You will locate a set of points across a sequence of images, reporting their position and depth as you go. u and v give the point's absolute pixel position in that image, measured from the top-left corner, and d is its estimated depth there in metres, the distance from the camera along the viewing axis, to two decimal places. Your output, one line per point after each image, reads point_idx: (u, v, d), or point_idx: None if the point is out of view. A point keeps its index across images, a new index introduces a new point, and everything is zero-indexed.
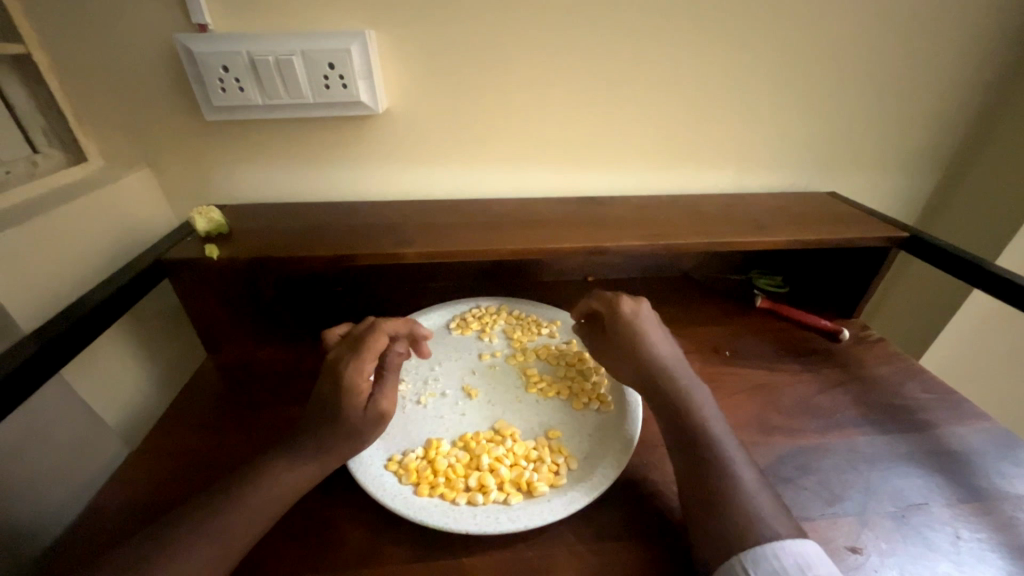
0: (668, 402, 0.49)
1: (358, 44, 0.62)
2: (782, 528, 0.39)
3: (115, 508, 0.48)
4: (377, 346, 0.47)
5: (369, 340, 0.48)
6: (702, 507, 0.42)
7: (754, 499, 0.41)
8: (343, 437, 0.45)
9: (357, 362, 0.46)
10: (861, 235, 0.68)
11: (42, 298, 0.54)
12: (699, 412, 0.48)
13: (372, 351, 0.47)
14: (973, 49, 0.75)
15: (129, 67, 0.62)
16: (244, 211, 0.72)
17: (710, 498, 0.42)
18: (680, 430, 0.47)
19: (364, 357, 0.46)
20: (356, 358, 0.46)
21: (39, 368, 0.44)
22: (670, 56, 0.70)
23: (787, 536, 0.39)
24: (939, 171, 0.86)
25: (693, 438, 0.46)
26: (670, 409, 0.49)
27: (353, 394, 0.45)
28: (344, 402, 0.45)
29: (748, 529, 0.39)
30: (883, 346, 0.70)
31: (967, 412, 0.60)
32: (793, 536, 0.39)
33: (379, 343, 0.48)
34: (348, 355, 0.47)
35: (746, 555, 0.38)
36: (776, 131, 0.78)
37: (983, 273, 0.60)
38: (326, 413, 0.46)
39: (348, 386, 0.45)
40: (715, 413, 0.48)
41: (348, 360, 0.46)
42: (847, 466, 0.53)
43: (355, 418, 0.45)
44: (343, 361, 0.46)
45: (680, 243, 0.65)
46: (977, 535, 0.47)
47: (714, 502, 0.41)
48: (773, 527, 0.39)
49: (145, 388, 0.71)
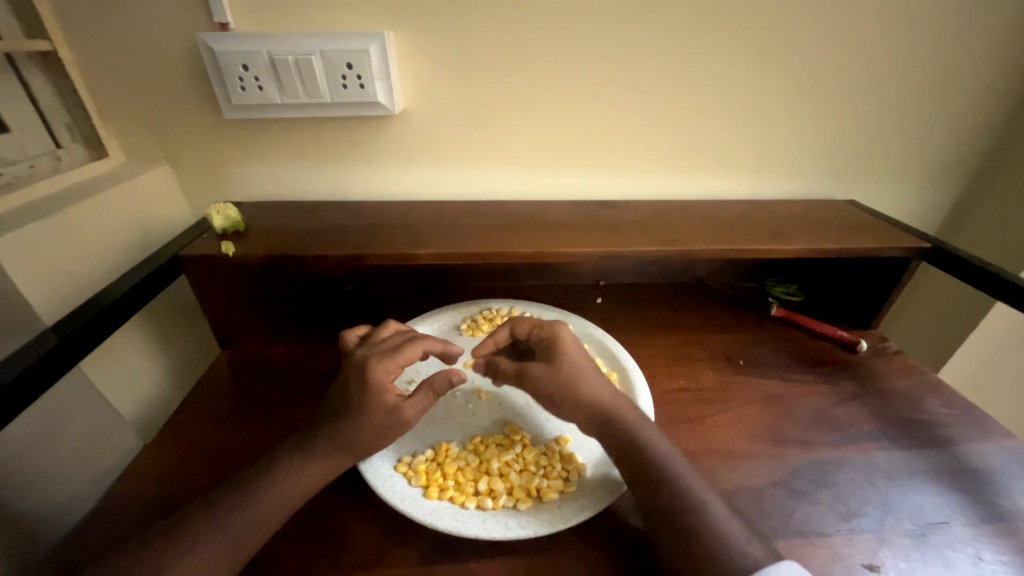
0: (618, 430, 0.46)
1: (376, 45, 0.62)
2: (759, 553, 0.38)
3: (129, 500, 0.48)
4: (413, 354, 0.48)
5: (406, 346, 0.48)
6: (678, 534, 0.40)
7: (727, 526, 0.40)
8: (366, 436, 0.45)
9: (390, 365, 0.46)
10: (882, 245, 0.67)
11: (62, 292, 0.54)
12: (650, 442, 0.46)
13: (406, 358, 0.47)
14: (1002, 57, 0.73)
15: (151, 65, 0.63)
16: (259, 209, 0.72)
17: (685, 527, 0.40)
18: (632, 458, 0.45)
19: (395, 360, 0.47)
20: (391, 361, 0.47)
21: (59, 363, 0.45)
22: (688, 60, 0.69)
23: (765, 561, 0.38)
24: (961, 181, 0.85)
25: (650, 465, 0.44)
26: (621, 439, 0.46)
27: (382, 394, 0.45)
28: (370, 401, 0.45)
29: (729, 555, 0.38)
30: (901, 359, 0.69)
31: (990, 428, 0.58)
32: (771, 562, 0.37)
33: (414, 351, 0.48)
34: (382, 357, 0.47)
35: None
36: (794, 137, 0.77)
37: (1007, 286, 0.59)
38: (350, 409, 0.45)
39: (379, 388, 0.45)
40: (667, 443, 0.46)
41: (382, 362, 0.46)
42: (864, 481, 0.52)
43: (379, 419, 0.45)
44: (373, 360, 0.47)
45: (695, 249, 0.64)
46: (1000, 557, 0.45)
47: (694, 527, 0.40)
48: (753, 554, 0.38)
49: (159, 382, 0.72)
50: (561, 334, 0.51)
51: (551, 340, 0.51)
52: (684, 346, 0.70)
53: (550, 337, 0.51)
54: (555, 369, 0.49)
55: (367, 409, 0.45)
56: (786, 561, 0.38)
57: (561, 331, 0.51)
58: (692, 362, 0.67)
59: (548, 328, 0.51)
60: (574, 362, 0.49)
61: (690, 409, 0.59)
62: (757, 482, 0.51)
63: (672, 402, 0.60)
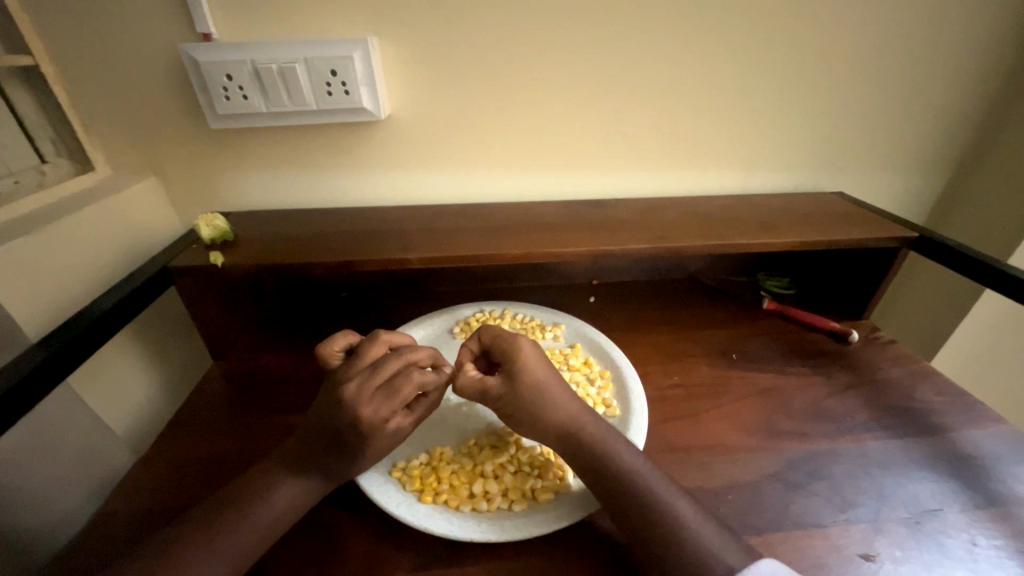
0: (578, 449, 0.46)
1: (359, 51, 0.62)
2: (732, 559, 0.38)
3: (121, 514, 0.48)
4: (411, 394, 0.45)
5: (403, 386, 0.45)
6: (659, 548, 0.40)
7: (699, 535, 0.40)
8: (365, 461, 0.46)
9: (388, 410, 0.44)
10: (870, 235, 0.67)
11: (48, 308, 0.54)
12: (616, 456, 0.45)
13: (404, 399, 0.45)
14: (981, 46, 0.74)
15: (135, 77, 0.63)
16: (248, 218, 0.72)
17: (660, 540, 0.40)
18: (596, 473, 0.44)
19: (392, 404, 0.44)
20: (386, 406, 0.44)
21: (45, 380, 0.44)
22: (672, 57, 0.69)
23: (739, 567, 0.38)
24: (947, 170, 0.85)
25: (619, 481, 0.43)
26: (584, 456, 0.45)
27: (382, 433, 0.45)
28: (371, 440, 0.45)
29: (703, 563, 0.38)
30: (893, 348, 0.69)
31: (982, 414, 0.59)
32: (746, 565, 0.38)
33: (411, 390, 0.45)
34: (378, 402, 0.44)
35: None
36: (780, 131, 0.78)
37: (997, 273, 0.59)
38: (351, 448, 0.45)
39: (380, 431, 0.45)
40: (636, 458, 0.45)
41: (379, 408, 0.44)
42: (858, 472, 0.52)
43: (381, 448, 0.46)
44: (368, 404, 0.44)
45: (684, 245, 0.65)
46: (996, 542, 0.45)
47: (672, 537, 0.40)
48: (727, 560, 0.38)
49: (150, 395, 0.72)
50: (520, 349, 0.50)
51: (507, 355, 0.50)
52: (678, 342, 0.70)
53: (508, 352, 0.50)
54: (513, 388, 0.48)
55: (369, 446, 0.45)
56: (762, 559, 0.38)
57: (521, 343, 0.50)
58: (686, 357, 0.67)
59: (507, 341, 0.51)
60: (534, 379, 0.48)
61: (684, 405, 0.60)
62: (752, 476, 0.51)
63: (665, 398, 0.60)
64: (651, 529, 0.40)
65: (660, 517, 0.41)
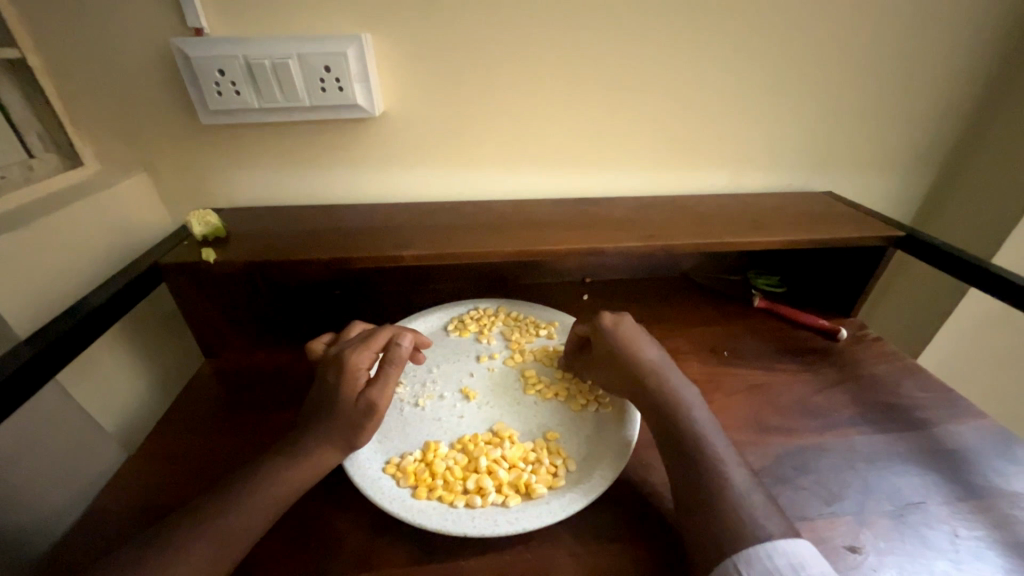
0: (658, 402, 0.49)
1: (353, 46, 0.62)
2: (776, 526, 0.39)
3: (111, 511, 0.47)
4: (383, 339, 0.50)
5: (378, 333, 0.50)
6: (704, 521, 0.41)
7: (741, 498, 0.41)
8: (340, 424, 0.45)
9: (360, 349, 0.48)
10: (859, 234, 0.68)
11: (36, 304, 0.53)
12: (690, 413, 0.48)
13: (377, 342, 0.49)
14: (967, 49, 0.75)
15: (124, 70, 0.62)
16: (240, 215, 0.72)
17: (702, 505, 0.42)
18: (668, 426, 0.47)
19: (365, 345, 0.48)
20: (362, 345, 0.48)
21: (34, 374, 0.44)
22: (664, 55, 0.70)
23: (779, 534, 0.38)
24: (933, 170, 0.87)
25: (691, 437, 0.46)
26: (663, 410, 0.48)
27: (354, 378, 0.47)
28: (342, 385, 0.46)
29: (742, 526, 0.39)
30: (879, 345, 0.70)
31: (965, 409, 0.60)
32: (787, 534, 0.39)
33: (385, 338, 0.50)
34: (355, 343, 0.49)
35: (746, 550, 0.38)
36: (771, 130, 0.79)
37: (981, 272, 0.60)
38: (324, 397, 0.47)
39: (349, 368, 0.47)
40: (709, 426, 0.47)
41: (354, 346, 0.48)
42: (844, 465, 0.53)
43: (351, 402, 0.46)
44: (346, 347, 0.49)
45: (676, 244, 0.65)
46: (976, 533, 0.47)
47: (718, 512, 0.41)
48: (769, 526, 0.39)
49: (142, 393, 0.71)
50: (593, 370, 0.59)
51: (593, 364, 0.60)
52: (671, 339, 0.71)
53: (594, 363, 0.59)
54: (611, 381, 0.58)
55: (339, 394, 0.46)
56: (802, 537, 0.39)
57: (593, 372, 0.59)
58: (678, 355, 0.68)
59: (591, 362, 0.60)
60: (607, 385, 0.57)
61: None
62: None
63: None
64: (698, 489, 0.43)
65: (715, 476, 0.43)
